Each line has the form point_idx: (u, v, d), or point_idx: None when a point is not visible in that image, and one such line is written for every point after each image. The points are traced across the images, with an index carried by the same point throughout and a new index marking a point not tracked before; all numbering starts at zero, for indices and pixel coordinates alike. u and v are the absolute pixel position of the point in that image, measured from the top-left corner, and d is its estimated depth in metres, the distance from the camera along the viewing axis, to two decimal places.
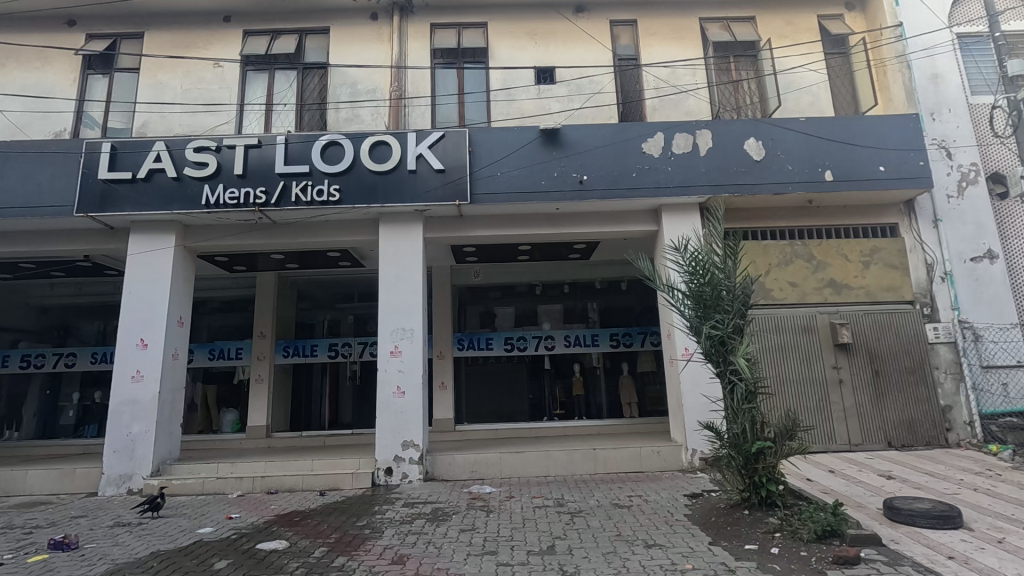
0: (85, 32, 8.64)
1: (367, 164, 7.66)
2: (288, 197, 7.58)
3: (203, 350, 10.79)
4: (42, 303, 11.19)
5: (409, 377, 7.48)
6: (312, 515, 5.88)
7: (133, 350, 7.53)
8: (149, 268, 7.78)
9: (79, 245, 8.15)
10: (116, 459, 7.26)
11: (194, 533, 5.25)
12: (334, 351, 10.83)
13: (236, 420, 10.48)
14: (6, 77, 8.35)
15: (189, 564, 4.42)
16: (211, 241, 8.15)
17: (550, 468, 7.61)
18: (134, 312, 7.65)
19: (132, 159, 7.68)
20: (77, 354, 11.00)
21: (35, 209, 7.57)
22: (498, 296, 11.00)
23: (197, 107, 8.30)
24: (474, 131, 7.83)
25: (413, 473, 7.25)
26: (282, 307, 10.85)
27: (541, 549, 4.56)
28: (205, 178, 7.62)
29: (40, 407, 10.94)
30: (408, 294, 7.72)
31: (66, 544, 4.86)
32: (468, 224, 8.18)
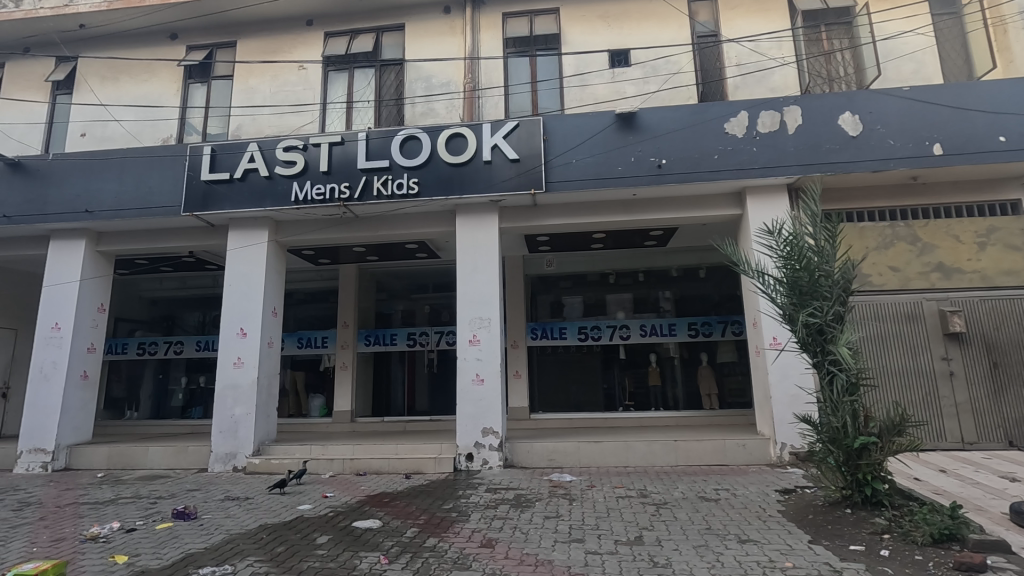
0: (185, 44, 9.31)
1: (444, 157, 7.80)
2: (370, 191, 7.86)
3: (292, 339, 11.47)
4: (152, 296, 12.28)
5: (487, 365, 7.61)
6: (400, 497, 6.12)
7: (234, 339, 8.12)
8: (246, 263, 8.34)
9: (185, 242, 8.85)
10: (222, 438, 7.89)
11: (295, 510, 5.63)
12: (412, 340, 11.23)
13: (322, 405, 11.06)
14: (120, 91, 9.17)
15: (294, 538, 4.73)
16: (299, 236, 8.61)
17: (629, 458, 7.52)
18: (235, 303, 8.24)
19: (229, 160, 8.23)
20: (184, 342, 12.08)
21: (148, 211, 8.28)
22: (570, 286, 10.92)
23: (285, 109, 8.77)
24: (548, 119, 7.77)
25: (493, 459, 7.39)
26: (363, 298, 11.34)
27: (628, 539, 4.52)
28: (294, 176, 8.03)
29: (154, 390, 12.05)
30: (485, 284, 7.82)
31: (187, 514, 5.35)
32: (543, 212, 8.15)
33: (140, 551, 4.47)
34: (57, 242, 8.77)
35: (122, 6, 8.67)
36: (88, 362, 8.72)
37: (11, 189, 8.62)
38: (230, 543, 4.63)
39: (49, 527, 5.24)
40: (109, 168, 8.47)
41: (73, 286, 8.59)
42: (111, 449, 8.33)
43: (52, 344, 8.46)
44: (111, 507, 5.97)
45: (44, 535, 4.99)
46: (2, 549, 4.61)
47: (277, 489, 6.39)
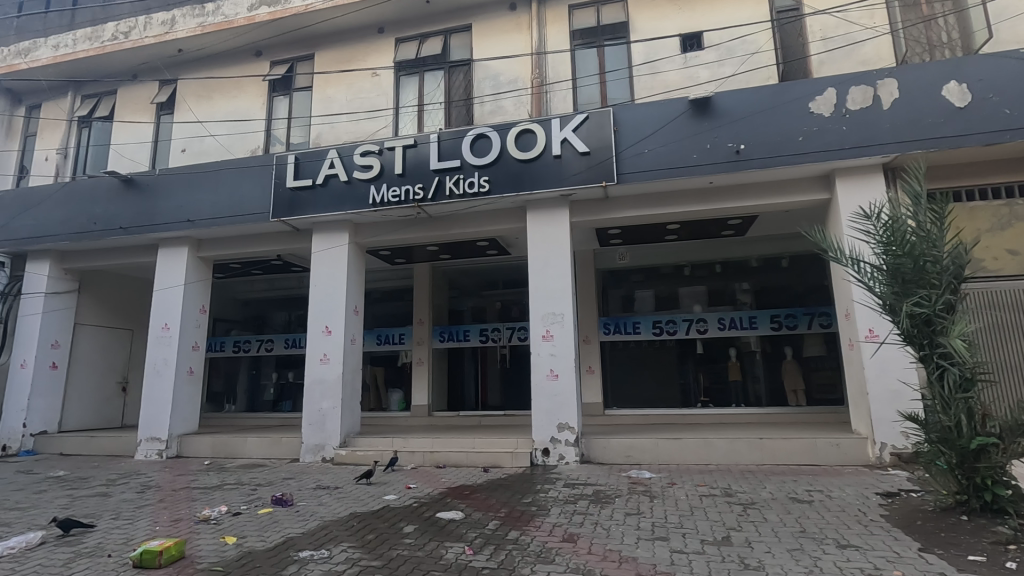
0: (269, 59, 9.91)
1: (514, 153, 7.84)
2: (443, 191, 8.04)
3: (371, 336, 11.97)
4: (245, 297, 13.21)
5: (561, 360, 7.60)
6: (480, 489, 6.24)
7: (320, 336, 8.58)
8: (329, 264, 8.79)
9: (274, 245, 9.44)
10: (312, 430, 8.36)
11: (381, 499, 5.88)
12: (485, 336, 11.41)
13: (401, 399, 11.48)
14: (214, 108, 9.92)
15: (382, 526, 4.94)
16: (377, 237, 8.96)
17: (710, 456, 7.27)
18: (320, 302, 8.70)
19: (312, 167, 8.68)
20: (274, 340, 12.90)
21: (241, 217, 8.89)
22: (642, 280, 10.70)
23: (361, 115, 9.14)
24: (618, 109, 7.61)
25: (570, 455, 7.38)
26: (436, 296, 11.64)
27: (716, 540, 4.37)
28: (370, 180, 8.36)
29: (248, 385, 12.96)
30: (558, 280, 7.81)
31: (285, 501, 5.73)
32: (614, 205, 8.02)
33: (247, 534, 4.83)
34: (165, 249, 9.61)
35: (214, 29, 9.35)
36: (193, 359, 9.50)
37: (125, 203, 9.54)
38: (325, 529, 4.91)
39: (168, 508, 5.77)
40: (207, 180, 9.17)
41: (179, 289, 9.38)
42: (215, 439, 9.05)
43: (163, 342, 9.29)
44: (218, 492, 6.50)
45: (164, 516, 5.50)
46: (131, 527, 5.12)
47: (364, 479, 6.69)
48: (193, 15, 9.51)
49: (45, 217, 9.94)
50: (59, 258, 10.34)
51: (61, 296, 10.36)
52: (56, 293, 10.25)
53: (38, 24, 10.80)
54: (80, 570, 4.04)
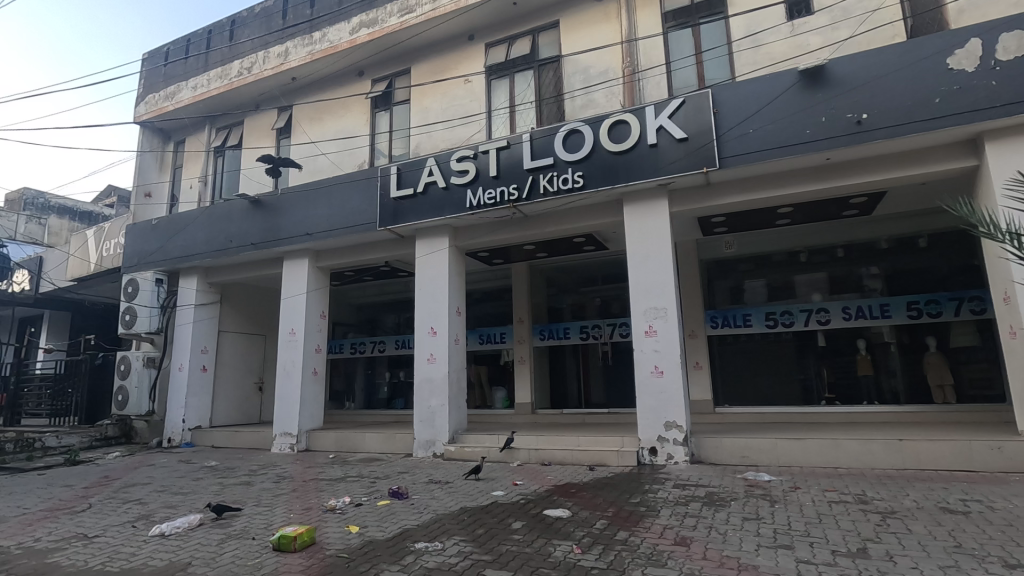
0: (370, 78, 10.53)
1: (607, 146, 7.68)
2: (537, 190, 8.06)
3: (474, 336, 12.32)
4: (359, 302, 14.17)
5: (666, 356, 7.33)
6: (586, 488, 6.17)
7: (427, 337, 8.99)
8: (432, 267, 9.17)
9: (382, 252, 10.03)
10: (423, 427, 8.77)
11: (490, 495, 6.02)
12: (585, 333, 11.31)
13: (505, 397, 11.69)
14: (325, 128, 10.74)
15: (492, 521, 5.05)
16: (476, 239, 9.20)
17: (839, 458, 6.64)
18: (425, 304, 9.11)
19: (412, 176, 9.10)
20: (385, 341, 13.71)
21: (352, 228, 9.53)
22: (751, 269, 10.03)
23: (456, 122, 9.44)
24: (718, 90, 7.18)
25: (679, 454, 7.08)
26: (535, 294, 11.71)
27: (850, 551, 3.96)
28: (467, 184, 8.60)
29: (365, 384, 13.87)
30: (659, 273, 7.53)
31: (401, 494, 6.06)
32: (717, 191, 7.59)
33: (368, 523, 5.17)
34: (289, 261, 10.56)
35: (322, 55, 10.13)
36: (316, 360, 10.35)
37: (254, 221, 10.61)
38: (438, 522, 5.11)
39: (300, 497, 6.34)
40: (321, 196, 9.94)
41: (301, 296, 10.25)
42: (337, 434, 9.78)
43: (291, 345, 10.21)
44: (342, 483, 7.02)
45: (297, 504, 6.04)
46: (271, 513, 5.69)
47: (472, 475, 6.89)
48: (304, 45, 10.37)
49: (192, 238, 11.33)
50: (204, 274, 11.74)
51: (207, 307, 11.73)
52: (203, 304, 11.64)
53: (179, 68, 12.23)
54: (231, 550, 4.56)
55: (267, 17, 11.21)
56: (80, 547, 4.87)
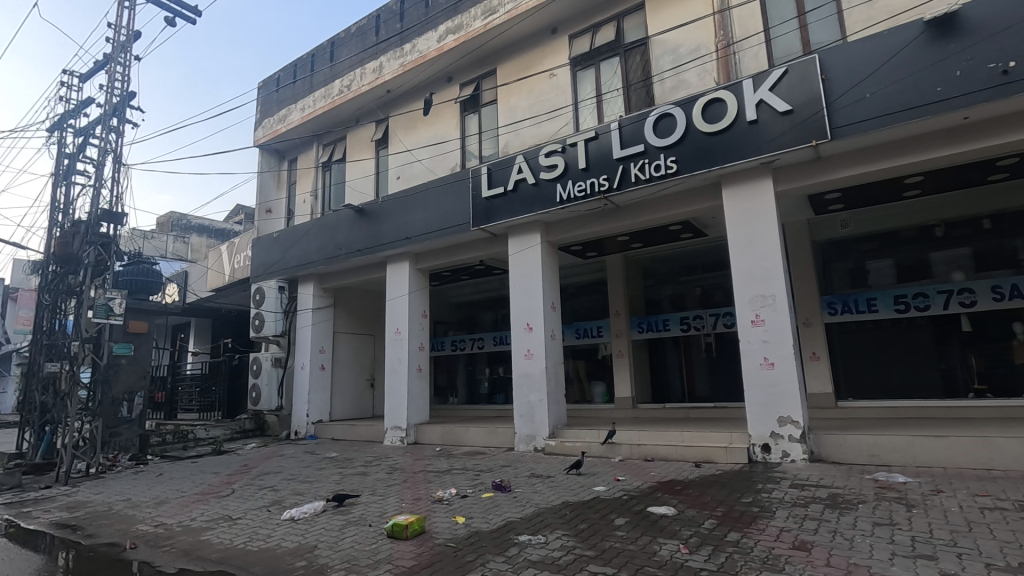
0: (458, 83, 10.83)
1: (702, 126, 7.29)
2: (628, 179, 7.85)
3: (570, 330, 12.26)
4: (458, 301, 14.67)
5: (776, 347, 6.85)
6: (692, 485, 5.93)
7: (523, 333, 9.10)
8: (526, 265, 9.26)
9: (476, 252, 10.29)
10: (523, 421, 8.90)
11: (592, 490, 5.98)
12: (686, 325, 10.86)
13: (604, 391, 11.52)
14: (419, 136, 11.23)
15: (593, 517, 5.01)
16: (567, 233, 9.15)
17: (992, 460, 5.81)
18: (520, 301, 9.23)
19: (502, 175, 9.24)
20: (484, 338, 14.07)
21: (447, 229, 9.88)
22: (874, 248, 9.06)
23: (543, 117, 9.45)
24: (826, 54, 6.56)
25: (796, 452, 6.57)
26: (631, 286, 11.42)
27: (1009, 566, 3.46)
28: (556, 178, 8.57)
29: (466, 380, 14.33)
30: (765, 258, 7.04)
31: (504, 487, 6.20)
32: (830, 165, 6.93)
33: (473, 515, 5.34)
34: (391, 265, 11.16)
35: (413, 66, 10.58)
36: (420, 358, 10.85)
37: (359, 229, 11.33)
38: (540, 516, 5.16)
39: (410, 488, 6.69)
40: (418, 201, 10.40)
41: (404, 297, 10.80)
42: (443, 428, 10.20)
43: (397, 344, 10.80)
44: (448, 476, 7.31)
45: (408, 494, 6.39)
46: (385, 502, 6.07)
47: (573, 470, 6.87)
48: (396, 58, 10.90)
49: (307, 248, 12.34)
50: (319, 280, 12.75)
51: (322, 311, 12.72)
52: (319, 308, 12.66)
53: (289, 93, 13.36)
54: (351, 535, 4.92)
55: (362, 36, 11.89)
56: (226, 527, 5.51)
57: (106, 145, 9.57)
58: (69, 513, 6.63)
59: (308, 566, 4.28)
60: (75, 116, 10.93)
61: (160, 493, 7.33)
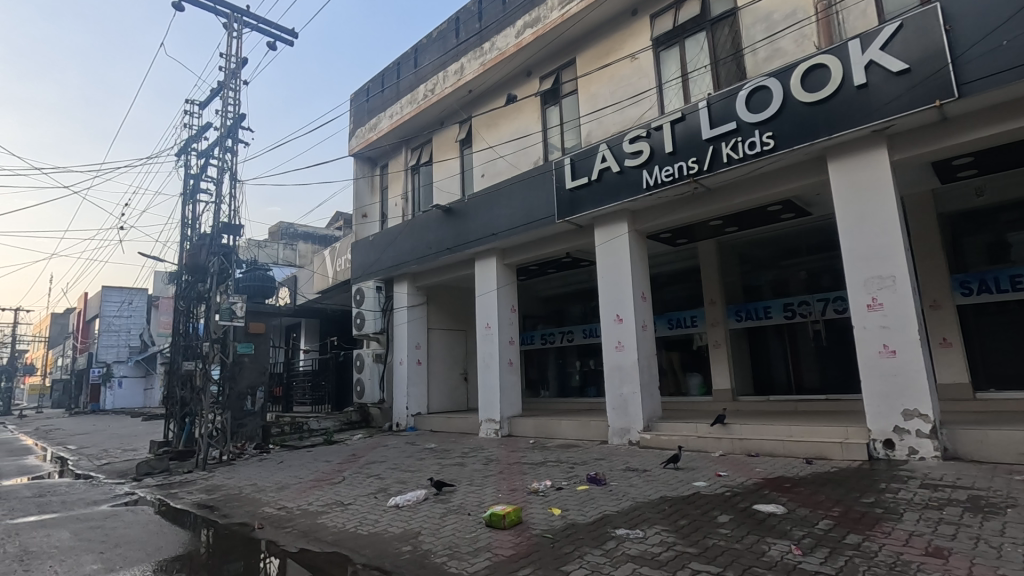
0: (538, 76, 10.81)
1: (801, 97, 6.74)
2: (720, 160, 7.44)
3: (663, 321, 11.89)
4: (546, 294, 14.71)
5: (898, 333, 6.20)
6: (804, 483, 5.54)
7: (613, 325, 8.95)
8: (613, 255, 9.09)
9: (563, 244, 10.24)
10: (617, 414, 8.76)
11: (691, 485, 5.76)
12: (790, 312, 10.17)
13: (701, 383, 11.04)
14: (501, 132, 11.36)
15: (694, 513, 4.82)
16: (656, 221, 8.85)
17: None
18: (609, 292, 9.08)
19: (586, 165, 9.11)
20: (574, 331, 13.99)
21: (533, 223, 9.92)
22: (1018, 219, 7.93)
23: (625, 103, 9.19)
24: (950, 2, 5.82)
25: (926, 449, 5.90)
26: (727, 272, 10.84)
27: None
28: (642, 165, 8.31)
29: (557, 373, 14.35)
30: (880, 236, 6.40)
31: (599, 480, 6.15)
32: (958, 128, 6.15)
33: (569, 507, 5.34)
34: (479, 262, 11.39)
35: (492, 63, 10.70)
36: (511, 352, 11.00)
37: (448, 228, 11.69)
38: (638, 510, 5.05)
39: (506, 479, 6.83)
40: (503, 197, 10.54)
41: (493, 292, 11.00)
42: (535, 421, 10.28)
43: (487, 338, 11.03)
44: (542, 468, 7.37)
45: (504, 485, 6.52)
46: (482, 492, 6.24)
47: (671, 465, 6.65)
48: (476, 57, 11.08)
49: (401, 249, 12.93)
50: (412, 279, 13.32)
51: (416, 308, 13.29)
52: (414, 305, 13.24)
53: (378, 102, 14.04)
54: (451, 523, 5.11)
55: (443, 40, 12.22)
56: (338, 511, 5.93)
57: (223, 164, 10.59)
58: (207, 495, 7.46)
59: (413, 551, 4.50)
60: (198, 140, 12.19)
61: (282, 478, 8.05)
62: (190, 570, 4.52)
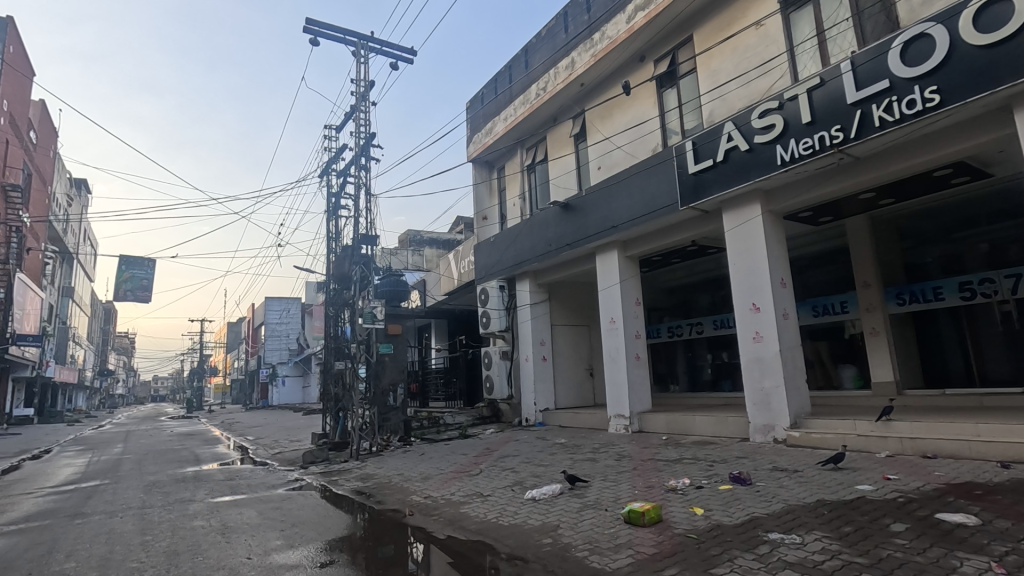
0: (652, 59, 10.43)
1: (974, 40, 5.76)
2: (870, 124, 6.60)
3: (807, 308, 10.92)
4: (671, 285, 14.17)
5: None
6: (1000, 490, 4.74)
7: (750, 315, 8.37)
8: (745, 240, 8.50)
9: (688, 232, 9.77)
10: (758, 410, 8.16)
11: (854, 488, 5.20)
12: (968, 292, 8.80)
13: (857, 375, 9.89)
14: (616, 123, 11.14)
15: (861, 520, 4.34)
16: (794, 199, 8.10)
17: None
18: (744, 279, 8.50)
19: (710, 147, 8.60)
20: (703, 322, 13.28)
21: (654, 212, 9.60)
22: None
23: (752, 75, 8.54)
24: None
25: None
26: (883, 251, 9.59)
27: None
28: (775, 140, 7.66)
29: (687, 366, 13.74)
30: None
31: (743, 479, 5.78)
32: None
33: (713, 507, 5.08)
34: (600, 255, 11.26)
35: (604, 53, 10.52)
36: (637, 346, 10.74)
37: (567, 224, 11.72)
38: (792, 513, 4.66)
39: (641, 475, 6.67)
40: (622, 189, 10.33)
41: (616, 286, 10.81)
42: (667, 417, 9.90)
43: (612, 333, 10.86)
44: (679, 465, 7.09)
45: (640, 481, 6.38)
46: (617, 488, 6.15)
47: (829, 464, 6.07)
48: (586, 49, 10.96)
49: (522, 248, 13.19)
50: (534, 277, 13.53)
51: (539, 305, 13.50)
52: (537, 303, 13.45)
53: (492, 107, 14.45)
54: (589, 518, 5.10)
55: (552, 37, 12.25)
56: (479, 502, 6.20)
57: (360, 181, 11.56)
58: (362, 483, 8.21)
59: (553, 543, 4.57)
60: (336, 161, 13.44)
61: (425, 469, 8.61)
62: (352, 550, 5.00)
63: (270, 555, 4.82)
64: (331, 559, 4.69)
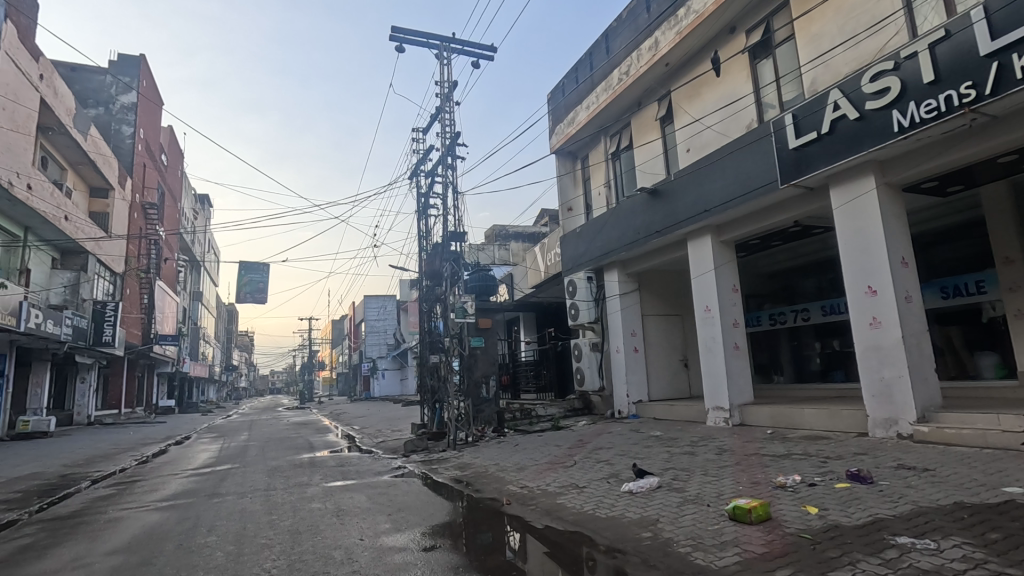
0: (744, 30, 9.80)
1: None
2: (1011, 77, 5.77)
3: (934, 289, 9.89)
4: (771, 270, 13.31)
5: None
6: None
7: (865, 299, 7.67)
8: (857, 217, 7.78)
9: (790, 212, 9.11)
10: (878, 403, 7.47)
11: (999, 490, 4.61)
12: None
13: (999, 364, 8.77)
14: (706, 101, 10.61)
15: (1011, 526, 3.83)
16: (914, 170, 7.28)
17: None
18: (857, 260, 7.80)
19: (813, 118, 7.94)
20: (809, 309, 12.32)
21: (751, 193, 9.05)
22: None
23: (860, 36, 7.76)
24: None
25: None
26: None
27: None
28: (890, 105, 6.91)
29: (793, 356, 12.86)
30: None
31: (864, 478, 5.31)
32: None
33: (829, 506, 4.72)
34: (693, 242, 10.80)
35: (690, 29, 10.04)
36: (736, 335, 10.22)
37: (656, 211, 11.35)
38: (923, 516, 4.22)
39: (745, 470, 6.35)
40: (715, 171, 9.83)
41: (711, 273, 10.32)
42: (772, 410, 9.33)
43: (708, 322, 10.39)
44: (787, 461, 6.67)
45: (744, 477, 6.07)
46: (720, 483, 5.89)
47: None
48: (670, 27, 10.52)
49: (609, 238, 12.96)
50: (623, 266, 13.26)
51: (629, 295, 13.21)
52: (626, 293, 13.17)
53: (573, 96, 14.29)
54: (690, 513, 4.93)
55: (634, 19, 11.88)
56: (575, 493, 6.20)
57: (447, 180, 11.91)
58: (461, 471, 8.51)
59: (653, 538, 4.47)
60: (424, 162, 13.92)
61: (520, 460, 8.76)
62: (453, 535, 5.20)
63: (380, 537, 5.13)
64: (434, 544, 4.90)
